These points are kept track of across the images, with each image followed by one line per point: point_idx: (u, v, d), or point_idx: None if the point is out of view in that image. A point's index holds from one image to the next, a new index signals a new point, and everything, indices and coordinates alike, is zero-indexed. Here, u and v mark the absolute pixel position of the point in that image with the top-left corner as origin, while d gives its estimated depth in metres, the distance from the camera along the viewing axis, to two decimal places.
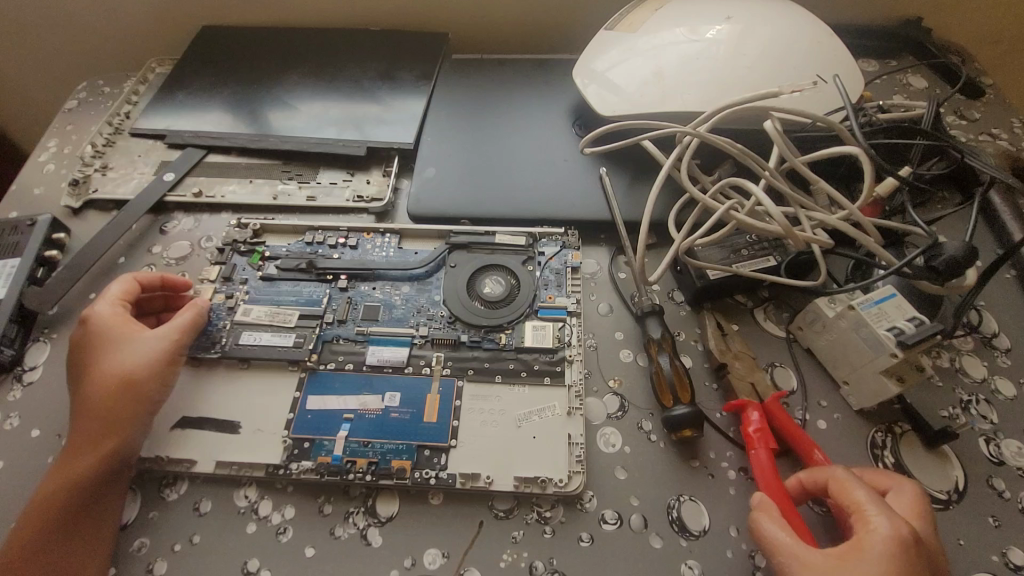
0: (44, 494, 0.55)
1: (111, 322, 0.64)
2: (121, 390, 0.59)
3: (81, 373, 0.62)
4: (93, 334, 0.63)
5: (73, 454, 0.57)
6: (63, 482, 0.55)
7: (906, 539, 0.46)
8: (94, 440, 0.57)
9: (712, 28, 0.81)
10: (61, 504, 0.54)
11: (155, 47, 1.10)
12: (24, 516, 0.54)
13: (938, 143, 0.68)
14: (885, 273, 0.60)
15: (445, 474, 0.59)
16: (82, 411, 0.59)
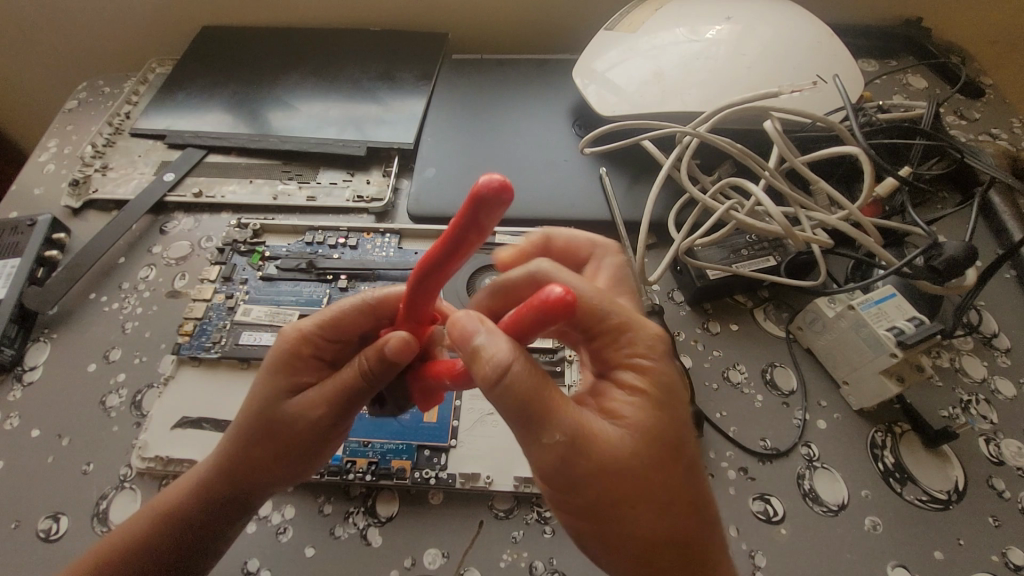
0: (137, 526, 0.51)
1: (302, 361, 0.51)
2: (264, 442, 0.50)
3: (302, 400, 0.49)
4: (307, 355, 0.51)
5: (225, 461, 0.51)
6: (233, 482, 0.51)
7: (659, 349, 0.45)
8: (250, 452, 0.50)
9: (711, 28, 0.81)
10: (200, 507, 0.51)
11: (154, 47, 1.10)
12: (131, 539, 0.50)
13: (939, 143, 0.69)
14: (885, 272, 0.60)
15: (444, 474, 0.59)
16: (267, 419, 0.49)
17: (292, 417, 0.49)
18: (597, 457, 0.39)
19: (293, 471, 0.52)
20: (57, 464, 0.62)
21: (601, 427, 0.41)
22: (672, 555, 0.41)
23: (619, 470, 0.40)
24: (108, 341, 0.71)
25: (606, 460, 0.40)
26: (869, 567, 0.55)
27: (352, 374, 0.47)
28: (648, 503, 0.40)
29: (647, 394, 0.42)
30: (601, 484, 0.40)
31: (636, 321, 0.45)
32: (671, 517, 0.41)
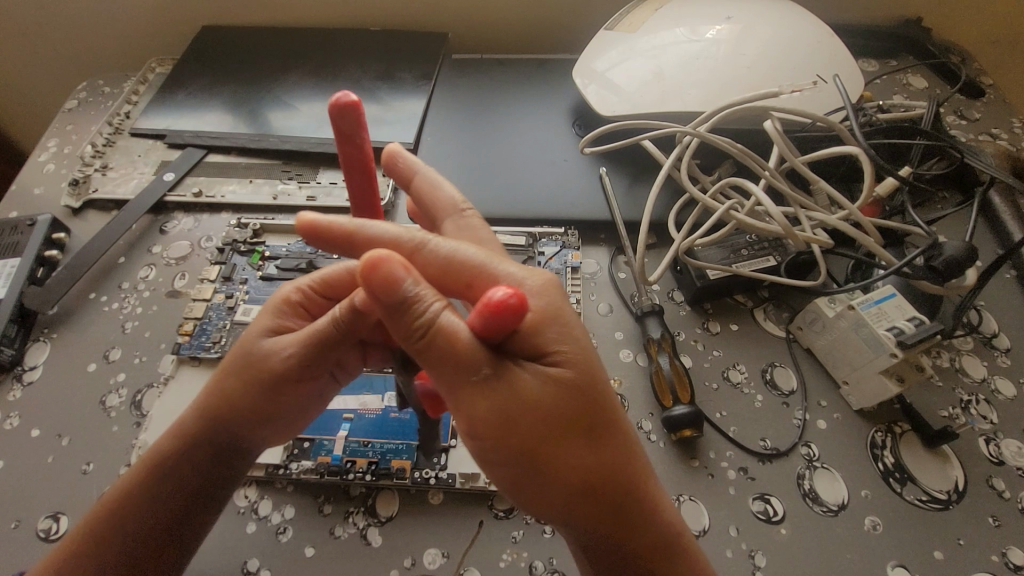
0: (127, 482, 0.51)
1: (294, 312, 0.55)
2: (248, 382, 0.52)
3: (283, 341, 0.52)
4: (309, 307, 0.56)
5: (212, 402, 0.52)
6: (218, 423, 0.52)
7: (556, 286, 0.47)
8: (237, 392, 0.52)
9: (712, 28, 0.81)
10: (187, 450, 0.52)
11: (153, 46, 1.10)
12: (124, 497, 0.50)
13: (939, 143, 0.69)
14: (885, 272, 0.60)
15: (445, 474, 0.60)
16: (254, 361, 0.52)
17: (273, 358, 0.52)
18: (523, 398, 0.41)
19: (277, 414, 0.53)
20: (57, 464, 0.62)
21: (520, 369, 0.42)
22: (614, 485, 0.42)
23: (546, 407, 0.41)
24: (108, 341, 0.71)
25: (538, 399, 0.41)
26: (869, 567, 0.55)
27: (324, 328, 0.51)
28: (577, 434, 0.41)
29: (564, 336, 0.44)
30: (531, 425, 0.40)
31: (525, 274, 0.45)
32: (604, 448, 0.42)
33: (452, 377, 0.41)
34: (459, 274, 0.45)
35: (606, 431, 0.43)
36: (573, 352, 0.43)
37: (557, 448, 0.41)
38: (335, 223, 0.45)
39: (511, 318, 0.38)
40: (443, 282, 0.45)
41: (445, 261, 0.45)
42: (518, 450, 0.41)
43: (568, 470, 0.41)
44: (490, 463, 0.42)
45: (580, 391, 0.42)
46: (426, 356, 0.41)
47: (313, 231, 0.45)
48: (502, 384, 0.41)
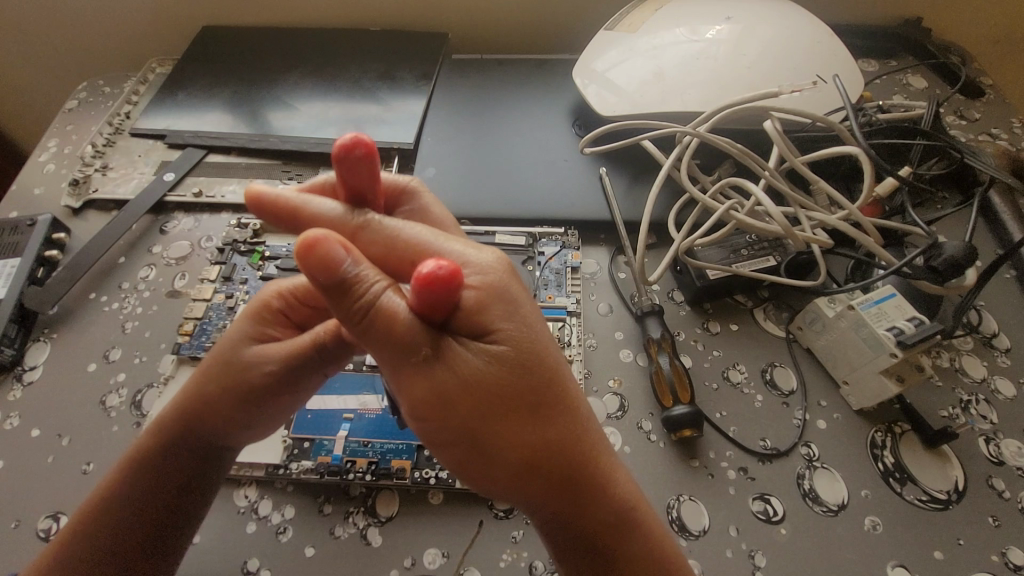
0: (105, 488, 0.50)
1: (276, 321, 0.55)
2: (229, 391, 0.52)
3: (267, 350, 0.52)
4: (286, 312, 0.56)
5: (194, 407, 0.52)
6: (198, 428, 0.52)
7: (507, 265, 0.45)
8: (217, 399, 0.52)
9: (711, 29, 0.81)
10: (166, 454, 0.52)
11: (153, 46, 1.10)
12: (102, 502, 0.50)
13: (938, 143, 0.69)
14: (885, 272, 0.60)
15: (445, 473, 0.60)
16: (237, 368, 0.52)
17: (255, 367, 0.52)
18: (462, 378, 0.41)
19: (259, 420, 0.54)
20: (58, 464, 0.62)
21: (461, 348, 0.42)
22: (557, 464, 0.42)
23: (486, 388, 0.41)
24: (108, 341, 0.71)
25: (477, 380, 0.41)
26: (868, 567, 0.55)
27: (305, 343, 0.52)
28: (520, 413, 0.41)
29: (510, 316, 0.43)
30: (469, 405, 0.41)
31: (472, 252, 0.44)
32: (545, 428, 0.42)
33: (393, 359, 0.41)
34: (401, 253, 0.43)
35: (553, 410, 0.43)
36: (517, 331, 0.42)
37: (497, 428, 0.41)
38: (281, 198, 0.43)
39: (445, 289, 0.38)
40: (384, 263, 0.43)
41: (384, 242, 0.43)
42: (459, 430, 0.41)
43: (509, 450, 0.41)
44: (436, 441, 0.44)
45: (522, 371, 0.42)
46: (365, 337, 0.41)
47: (256, 205, 0.43)
48: (441, 365, 0.41)
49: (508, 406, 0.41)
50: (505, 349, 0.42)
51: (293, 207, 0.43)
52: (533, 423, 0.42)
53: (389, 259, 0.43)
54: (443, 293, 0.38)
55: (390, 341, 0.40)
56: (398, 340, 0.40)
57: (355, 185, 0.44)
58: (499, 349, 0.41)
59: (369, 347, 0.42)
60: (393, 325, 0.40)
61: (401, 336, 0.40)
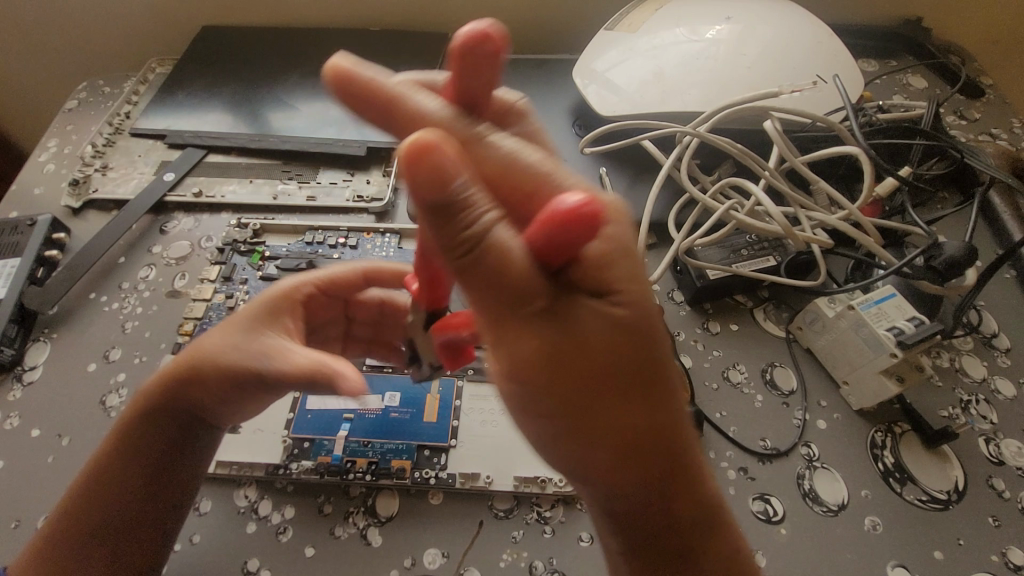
0: (102, 457, 0.53)
1: (293, 311, 0.57)
2: (210, 373, 0.51)
3: (257, 337, 0.51)
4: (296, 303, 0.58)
5: (178, 386, 0.52)
6: (182, 406, 0.53)
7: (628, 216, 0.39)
8: (197, 379, 0.51)
9: (711, 29, 0.81)
10: (156, 432, 0.53)
11: (153, 46, 1.10)
12: (96, 471, 0.52)
13: (939, 143, 0.69)
14: (885, 272, 0.60)
15: (445, 473, 0.60)
16: (218, 353, 0.51)
17: (234, 351, 0.50)
18: (575, 338, 0.35)
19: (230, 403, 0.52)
20: (58, 463, 0.62)
21: (576, 305, 0.36)
22: (659, 456, 0.37)
23: (601, 354, 0.36)
24: (108, 341, 0.71)
25: (591, 343, 0.36)
26: (868, 567, 0.55)
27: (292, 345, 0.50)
28: (630, 391, 0.37)
29: (632, 277, 0.37)
30: (581, 369, 0.36)
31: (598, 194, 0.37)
32: (653, 412, 0.37)
33: (496, 304, 0.35)
34: (522, 182, 0.37)
35: (663, 394, 0.38)
36: (637, 297, 0.37)
37: (604, 402, 0.36)
38: (373, 82, 0.37)
39: (587, 228, 0.31)
40: (499, 188, 0.37)
41: (503, 161, 0.37)
42: (561, 397, 0.36)
43: (617, 424, 0.37)
44: (526, 405, 0.38)
45: (644, 344, 0.37)
46: (466, 269, 0.35)
47: (342, 88, 0.37)
48: (554, 319, 0.36)
49: (622, 378, 0.37)
50: (624, 314, 0.36)
51: (385, 95, 0.37)
52: (640, 404, 0.37)
53: (505, 186, 0.37)
54: (576, 234, 0.32)
55: (494, 282, 0.34)
56: (506, 279, 0.34)
57: (467, 92, 0.38)
58: (617, 314, 0.36)
59: (466, 283, 0.36)
60: (502, 264, 0.34)
61: (508, 277, 0.34)
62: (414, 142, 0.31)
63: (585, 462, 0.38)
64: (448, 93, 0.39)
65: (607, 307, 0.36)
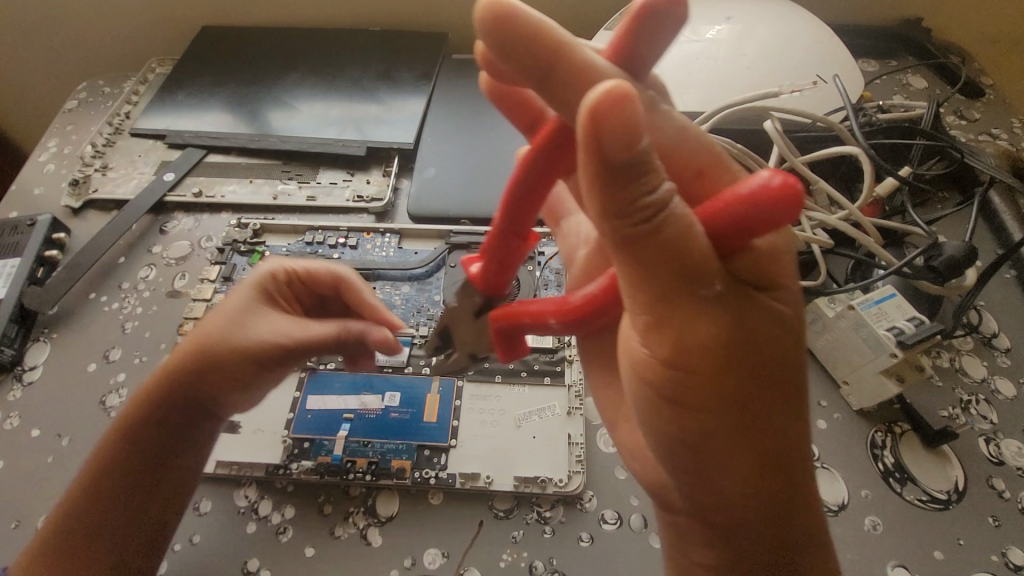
0: (100, 455, 0.54)
1: (285, 294, 0.60)
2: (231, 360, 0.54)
3: (268, 326, 0.55)
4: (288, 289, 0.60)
5: (189, 376, 0.54)
6: (189, 398, 0.55)
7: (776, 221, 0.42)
8: (214, 370, 0.54)
9: (711, 29, 0.81)
10: (159, 425, 0.54)
11: (153, 46, 1.10)
12: (94, 471, 0.53)
13: (939, 143, 0.69)
14: (884, 272, 0.60)
15: (445, 473, 0.60)
16: (234, 343, 0.54)
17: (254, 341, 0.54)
18: (746, 331, 0.36)
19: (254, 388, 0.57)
20: (58, 464, 0.62)
21: (743, 298, 0.37)
22: (792, 456, 0.39)
23: (765, 350, 0.37)
24: (108, 341, 0.71)
25: (748, 335, 0.36)
26: (868, 567, 0.55)
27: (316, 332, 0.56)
28: (779, 389, 0.39)
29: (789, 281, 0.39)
30: (739, 360, 0.36)
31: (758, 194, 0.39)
32: (791, 413, 0.39)
33: (667, 288, 0.34)
34: (692, 159, 0.38)
35: (799, 399, 0.40)
36: (787, 299, 0.39)
37: (760, 396, 0.38)
38: (541, 29, 0.33)
39: (789, 209, 0.31)
40: (666, 162, 0.38)
41: (674, 136, 0.38)
42: (723, 386, 0.37)
43: (756, 421, 0.38)
44: (672, 398, 0.38)
45: (788, 337, 0.39)
46: (643, 245, 0.33)
47: (502, 33, 0.32)
48: (718, 308, 0.35)
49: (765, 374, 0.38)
50: (779, 314, 0.38)
51: (554, 45, 0.33)
52: (783, 404, 0.39)
53: (672, 162, 0.38)
54: (774, 223, 0.32)
55: (675, 260, 0.33)
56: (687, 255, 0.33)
57: (631, 54, 0.36)
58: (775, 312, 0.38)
59: (632, 261, 0.34)
60: (688, 242, 0.33)
61: (694, 258, 0.33)
62: (610, 89, 0.28)
63: (717, 462, 0.38)
64: (610, 53, 0.36)
65: (763, 298, 0.38)
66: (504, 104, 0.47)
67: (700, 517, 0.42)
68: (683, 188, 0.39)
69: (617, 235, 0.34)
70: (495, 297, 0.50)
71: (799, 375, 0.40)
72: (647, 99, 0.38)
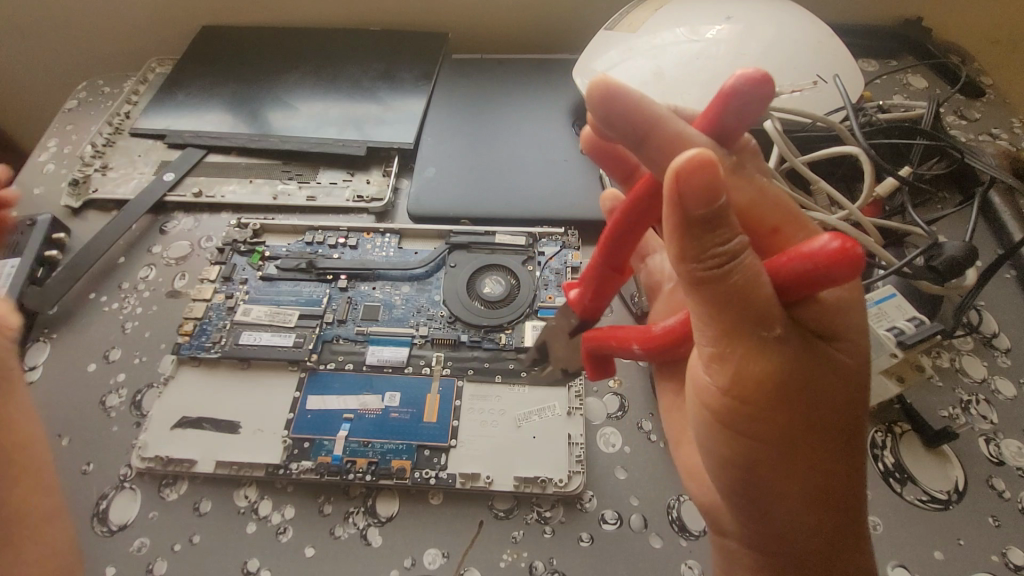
0: None
1: None
2: None
3: None
4: None
5: None
6: None
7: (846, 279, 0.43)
8: None
9: (711, 29, 0.80)
10: None
11: (153, 46, 1.10)
12: None
13: (939, 143, 0.69)
14: (885, 272, 0.60)
15: (444, 474, 0.60)
16: None
17: None
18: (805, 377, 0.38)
19: None
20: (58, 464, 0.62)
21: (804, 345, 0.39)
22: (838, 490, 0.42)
23: (821, 393, 0.39)
24: (108, 341, 0.71)
25: (806, 377, 0.38)
26: None
27: None
28: (833, 431, 0.41)
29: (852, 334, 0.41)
30: (799, 401, 0.39)
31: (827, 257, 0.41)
32: (842, 452, 0.41)
33: (733, 328, 0.36)
34: (766, 216, 0.39)
35: (852, 439, 0.42)
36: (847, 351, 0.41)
37: (813, 435, 0.40)
38: (636, 102, 0.36)
39: (845, 271, 0.32)
40: (741, 219, 0.40)
41: (752, 196, 0.39)
42: (779, 423, 0.39)
43: (804, 454, 0.40)
44: (730, 424, 0.40)
45: (845, 384, 0.40)
46: (710, 288, 0.36)
47: (603, 102, 0.36)
48: (780, 349, 0.37)
49: (818, 413, 0.40)
50: (838, 363, 0.40)
51: (651, 117, 0.36)
52: (833, 443, 0.41)
53: (747, 218, 0.39)
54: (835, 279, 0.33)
55: (740, 305, 0.35)
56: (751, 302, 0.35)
57: (720, 127, 0.36)
58: (834, 360, 0.40)
59: (700, 301, 0.37)
60: (754, 290, 0.35)
61: (759, 305, 0.35)
62: (695, 156, 0.31)
63: (764, 485, 0.41)
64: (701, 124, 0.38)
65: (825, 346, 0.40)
66: (601, 160, 0.52)
67: (745, 532, 0.45)
68: (756, 241, 0.40)
69: (686, 274, 0.37)
70: (587, 324, 0.53)
71: (855, 418, 0.42)
72: (728, 163, 0.38)
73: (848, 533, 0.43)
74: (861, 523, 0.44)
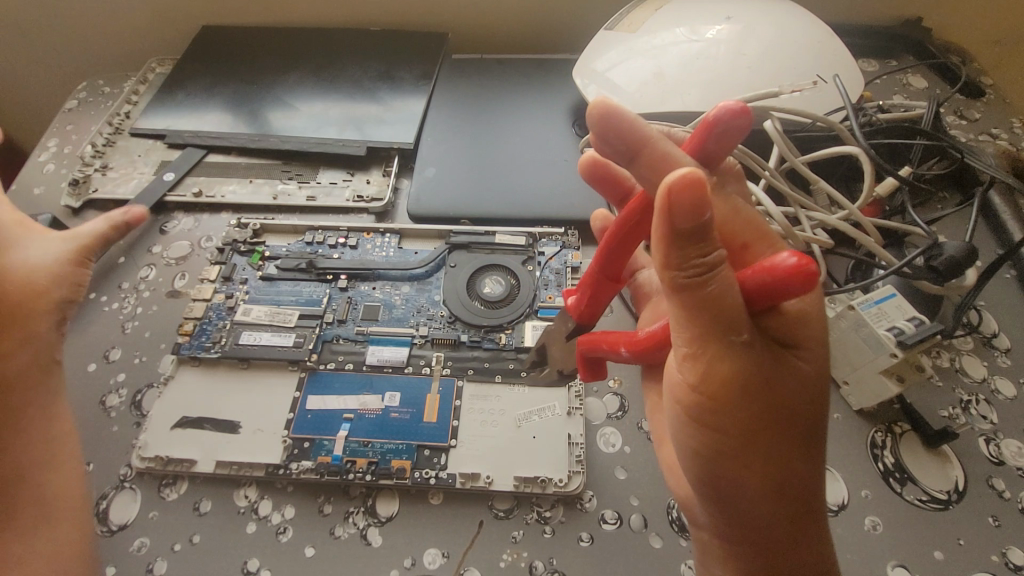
0: None
1: None
2: None
3: None
4: None
5: None
6: None
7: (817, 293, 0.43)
8: None
9: (711, 28, 0.81)
10: None
11: (154, 46, 1.10)
12: None
13: (939, 143, 0.69)
14: (885, 272, 0.60)
15: (445, 473, 0.60)
16: None
17: None
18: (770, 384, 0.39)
19: None
20: None
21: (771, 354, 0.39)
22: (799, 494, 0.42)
23: (785, 398, 0.40)
24: (109, 341, 0.71)
25: (771, 383, 0.39)
26: (868, 567, 0.55)
27: None
28: (797, 437, 0.41)
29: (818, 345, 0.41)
30: (765, 405, 0.39)
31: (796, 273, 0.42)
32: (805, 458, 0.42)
33: (706, 333, 0.37)
34: (738, 231, 0.41)
35: (816, 447, 0.42)
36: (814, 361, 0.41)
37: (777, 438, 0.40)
38: (629, 122, 0.38)
39: (799, 287, 0.33)
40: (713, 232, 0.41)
41: (725, 212, 0.41)
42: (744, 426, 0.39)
43: (768, 457, 0.40)
44: (697, 421, 0.40)
45: (810, 392, 0.41)
46: (687, 294, 0.36)
47: (600, 125, 0.38)
48: (749, 354, 0.38)
49: (785, 412, 0.40)
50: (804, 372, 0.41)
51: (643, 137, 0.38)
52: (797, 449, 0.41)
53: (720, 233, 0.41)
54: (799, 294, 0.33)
55: (713, 314, 0.35)
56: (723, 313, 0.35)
57: (706, 151, 0.38)
58: (800, 369, 0.40)
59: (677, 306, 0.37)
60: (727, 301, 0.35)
61: (731, 315, 0.35)
62: (682, 175, 0.32)
63: (728, 480, 0.41)
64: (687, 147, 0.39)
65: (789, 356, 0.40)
66: (599, 182, 0.54)
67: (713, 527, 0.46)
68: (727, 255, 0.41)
69: (665, 279, 0.37)
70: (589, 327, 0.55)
71: (820, 424, 0.42)
72: (711, 183, 0.40)
73: (812, 527, 0.44)
74: (824, 528, 0.45)
